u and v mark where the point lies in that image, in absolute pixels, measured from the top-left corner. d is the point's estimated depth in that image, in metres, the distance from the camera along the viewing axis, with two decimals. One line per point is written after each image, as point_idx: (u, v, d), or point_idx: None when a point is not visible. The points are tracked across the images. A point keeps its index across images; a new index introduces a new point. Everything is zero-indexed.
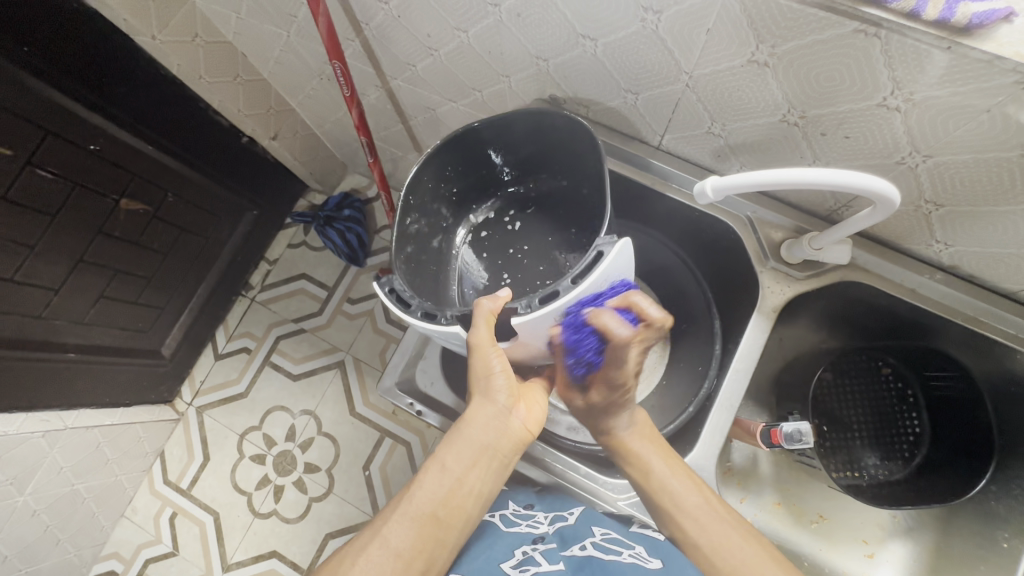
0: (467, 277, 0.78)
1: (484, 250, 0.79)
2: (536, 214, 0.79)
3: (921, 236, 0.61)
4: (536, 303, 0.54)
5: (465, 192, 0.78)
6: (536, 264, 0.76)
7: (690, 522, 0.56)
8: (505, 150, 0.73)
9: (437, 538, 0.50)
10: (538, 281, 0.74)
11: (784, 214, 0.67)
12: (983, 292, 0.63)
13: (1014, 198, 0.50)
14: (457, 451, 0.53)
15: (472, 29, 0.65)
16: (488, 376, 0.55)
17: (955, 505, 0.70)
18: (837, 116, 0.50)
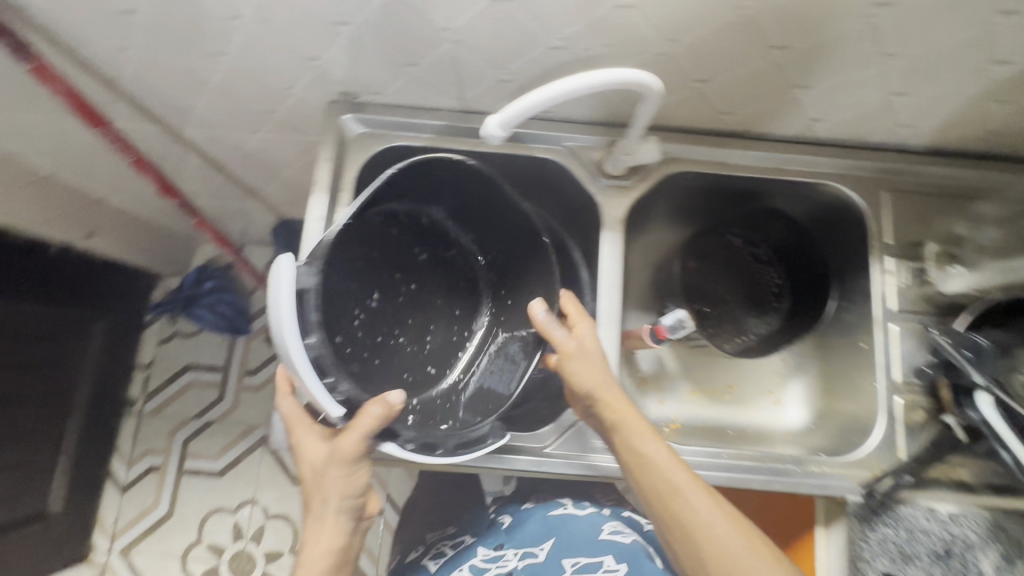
0: (351, 266, 0.61)
1: (376, 252, 0.64)
2: (432, 259, 0.71)
3: (709, 113, 0.67)
4: (414, 443, 0.58)
5: (422, 189, 0.65)
6: (411, 318, 0.67)
7: (687, 511, 0.55)
8: (475, 192, 0.65)
9: None
10: (391, 327, 0.65)
11: (596, 134, 0.71)
12: (773, 144, 0.72)
13: (755, 53, 0.56)
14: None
15: (231, 50, 0.61)
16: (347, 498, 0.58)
17: (824, 330, 0.79)
18: (590, 29, 0.54)
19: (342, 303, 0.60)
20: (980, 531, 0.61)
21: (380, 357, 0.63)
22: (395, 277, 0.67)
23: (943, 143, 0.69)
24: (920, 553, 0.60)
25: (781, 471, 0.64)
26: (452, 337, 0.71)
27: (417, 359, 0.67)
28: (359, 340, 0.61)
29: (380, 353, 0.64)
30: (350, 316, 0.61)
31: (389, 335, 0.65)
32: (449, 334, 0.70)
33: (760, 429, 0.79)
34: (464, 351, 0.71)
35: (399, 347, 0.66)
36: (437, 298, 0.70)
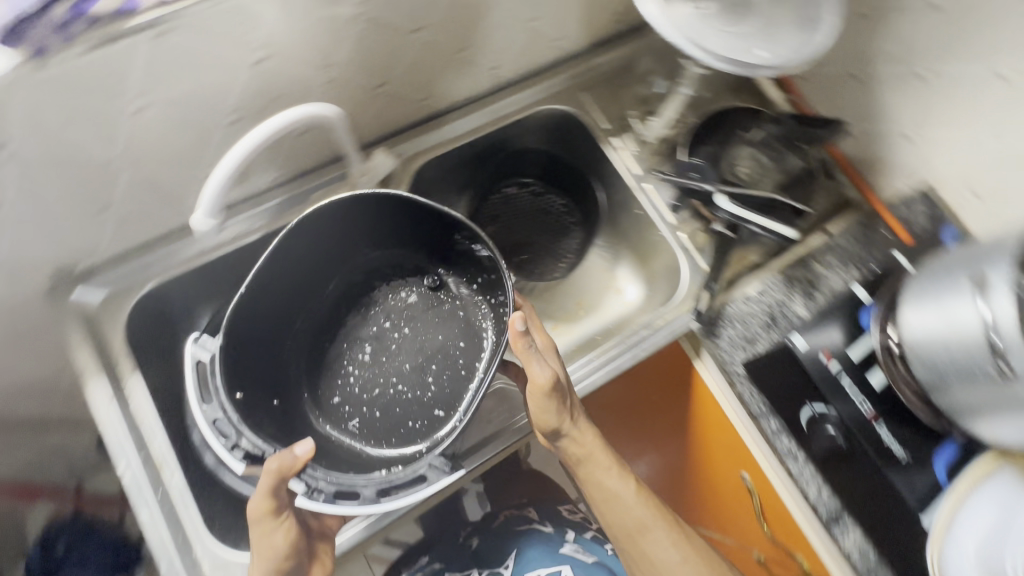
0: (326, 331, 0.71)
1: (354, 311, 0.72)
2: (431, 291, 0.73)
3: (410, 107, 0.74)
4: (328, 495, 0.57)
5: (364, 234, 0.69)
6: (415, 358, 0.69)
7: (652, 549, 0.64)
8: (405, 217, 0.67)
9: None
10: (375, 378, 0.68)
11: (331, 174, 0.73)
12: (479, 104, 0.81)
13: (403, 44, 0.63)
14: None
15: None
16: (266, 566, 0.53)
17: (614, 216, 0.88)
18: (249, 94, 0.57)
19: (322, 365, 0.69)
20: (782, 289, 0.73)
21: (381, 407, 0.68)
22: (380, 325, 0.71)
23: (595, 38, 0.83)
24: (756, 331, 0.71)
25: (640, 339, 0.73)
26: (462, 371, 0.69)
27: (423, 405, 0.67)
28: (361, 399, 0.68)
29: (381, 406, 0.68)
30: (337, 374, 0.69)
31: (387, 384, 0.68)
32: (456, 364, 0.69)
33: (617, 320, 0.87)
34: (474, 382, 0.68)
35: (398, 394, 0.68)
36: (439, 333, 0.71)
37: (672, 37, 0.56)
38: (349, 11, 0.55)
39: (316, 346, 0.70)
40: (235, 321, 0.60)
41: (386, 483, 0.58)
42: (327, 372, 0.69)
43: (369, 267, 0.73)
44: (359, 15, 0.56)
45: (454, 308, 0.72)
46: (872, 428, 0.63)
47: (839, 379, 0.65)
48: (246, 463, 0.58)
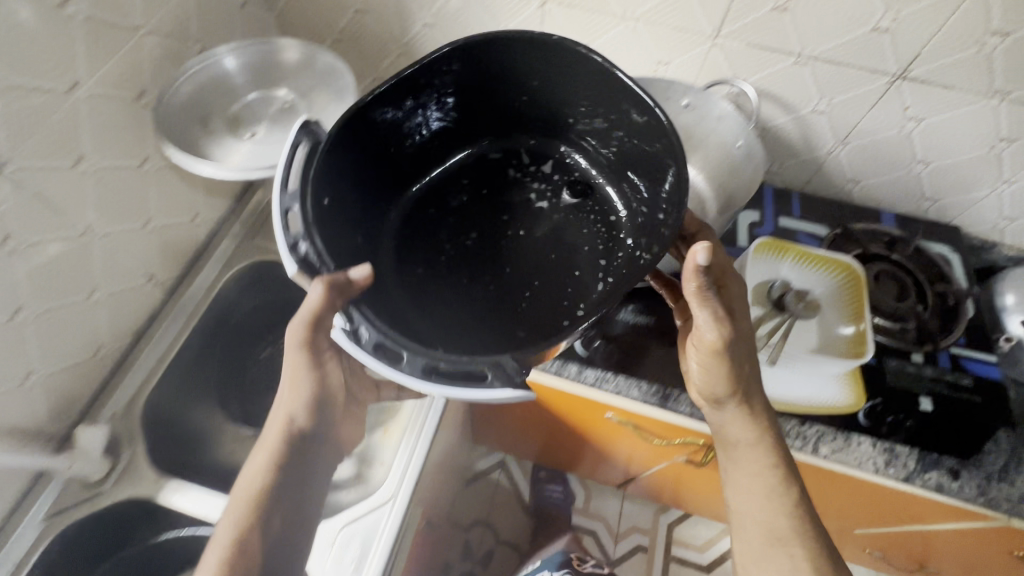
0: (440, 209, 0.67)
1: (462, 188, 0.68)
2: (573, 190, 0.69)
3: (88, 369, 0.70)
4: (372, 338, 0.49)
5: (503, 102, 0.66)
6: (544, 251, 0.64)
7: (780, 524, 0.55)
8: (527, 82, 0.63)
9: (273, 471, 0.56)
10: (471, 275, 0.62)
11: (49, 486, 0.66)
12: (166, 312, 0.79)
13: (17, 334, 0.59)
14: (247, 504, 0.55)
15: None
16: (298, 383, 0.57)
17: None
18: None
19: (416, 262, 0.63)
20: None
21: (467, 297, 0.61)
22: (501, 215, 0.66)
23: (231, 194, 0.88)
24: None
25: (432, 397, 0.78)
26: (564, 305, 0.60)
27: (512, 316, 0.60)
28: (461, 283, 0.62)
29: (473, 301, 0.61)
30: (428, 255, 0.64)
31: (484, 280, 0.62)
32: (561, 288, 0.61)
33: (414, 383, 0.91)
34: (566, 321, 0.59)
35: (483, 292, 0.61)
36: (550, 252, 0.64)
37: (245, 176, 0.60)
38: None
39: (412, 219, 0.66)
40: (365, 123, 0.57)
41: (431, 363, 0.47)
42: (424, 239, 0.65)
43: (508, 149, 0.71)
44: None
45: (584, 232, 0.66)
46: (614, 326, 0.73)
47: None
48: (299, 269, 0.51)
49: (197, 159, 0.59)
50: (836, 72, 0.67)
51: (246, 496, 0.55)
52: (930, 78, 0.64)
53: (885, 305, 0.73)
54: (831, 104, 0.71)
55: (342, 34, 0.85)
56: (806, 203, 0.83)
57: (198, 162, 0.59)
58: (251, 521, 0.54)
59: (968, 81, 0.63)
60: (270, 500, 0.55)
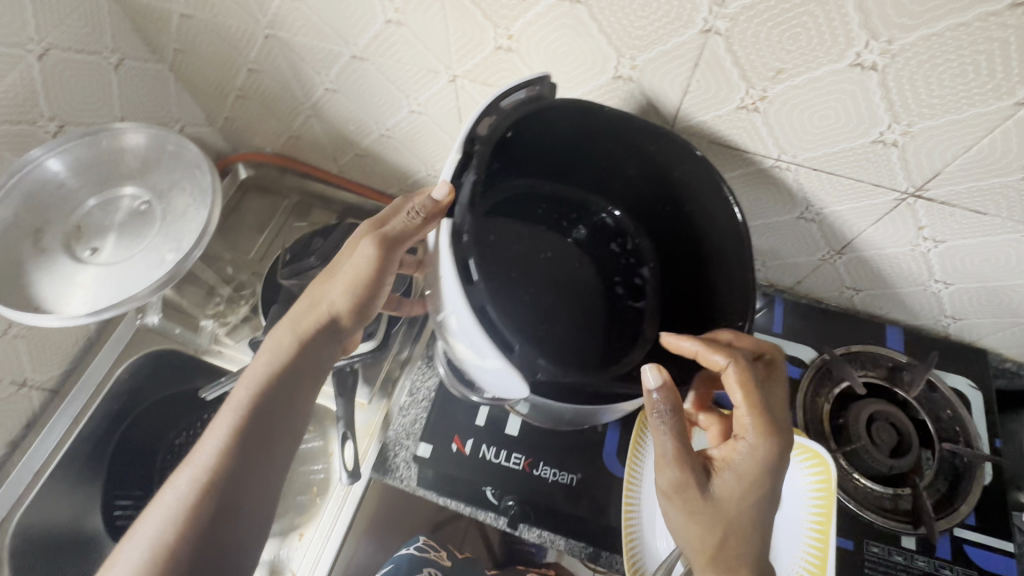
0: (537, 246, 0.56)
1: (566, 226, 0.58)
2: (628, 288, 0.58)
3: None
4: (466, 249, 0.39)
5: (650, 200, 0.55)
6: (577, 324, 0.54)
7: None
8: (679, 196, 0.51)
9: (279, 397, 0.49)
10: (533, 288, 0.53)
11: None
12: (50, 413, 0.72)
13: None
14: (260, 380, 0.49)
15: None
16: (354, 289, 0.51)
17: None
18: None
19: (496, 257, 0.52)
20: (425, 371, 0.69)
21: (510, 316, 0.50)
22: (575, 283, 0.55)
23: None
24: (410, 438, 0.64)
25: (328, 527, 0.69)
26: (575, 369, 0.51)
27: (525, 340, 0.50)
28: (504, 294, 0.51)
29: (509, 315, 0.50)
30: (502, 265, 0.52)
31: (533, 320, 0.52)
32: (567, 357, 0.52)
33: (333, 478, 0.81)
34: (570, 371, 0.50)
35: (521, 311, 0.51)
36: (578, 321, 0.54)
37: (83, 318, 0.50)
38: None
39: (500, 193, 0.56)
40: (530, 129, 0.47)
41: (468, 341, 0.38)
42: (500, 247, 0.53)
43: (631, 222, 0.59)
44: None
45: (613, 330, 0.56)
46: (532, 478, 0.59)
47: (480, 452, 0.60)
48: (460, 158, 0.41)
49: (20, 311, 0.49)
50: (827, 180, 0.51)
51: (255, 391, 0.48)
52: (953, 201, 0.48)
53: (878, 466, 0.57)
54: (823, 213, 0.55)
55: (244, 91, 0.72)
56: (787, 312, 0.69)
57: (44, 313, 0.51)
58: (246, 441, 0.46)
59: (1007, 210, 0.47)
60: (267, 417, 0.48)
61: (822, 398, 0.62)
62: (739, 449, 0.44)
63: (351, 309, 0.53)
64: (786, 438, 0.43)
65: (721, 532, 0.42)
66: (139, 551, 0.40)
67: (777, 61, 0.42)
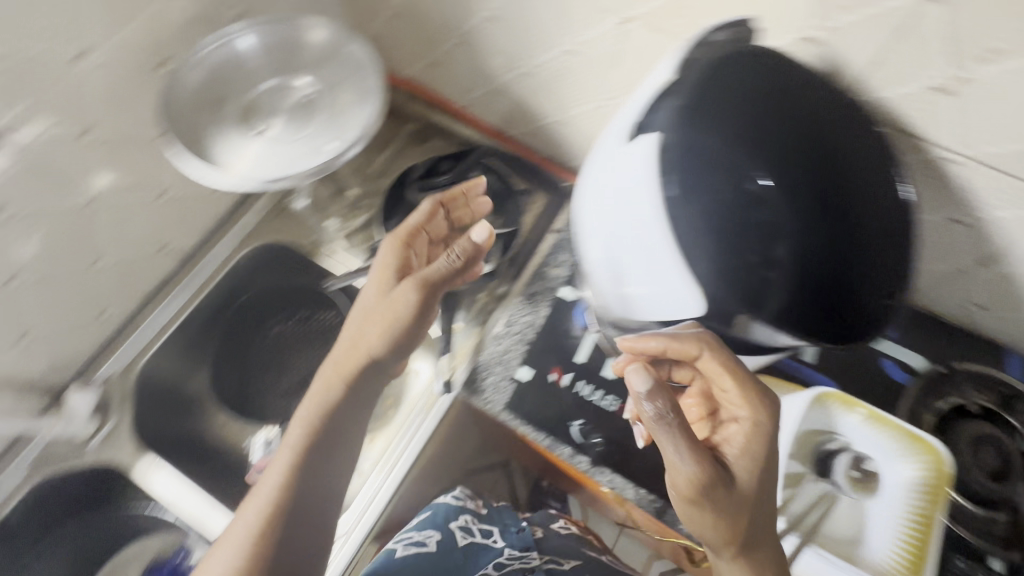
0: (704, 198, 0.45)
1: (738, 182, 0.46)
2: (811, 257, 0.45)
3: (93, 325, 0.71)
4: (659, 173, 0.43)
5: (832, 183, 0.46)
6: (743, 270, 0.44)
7: None
8: (860, 173, 0.46)
9: (325, 430, 0.58)
10: (706, 221, 0.43)
11: (37, 443, 0.68)
12: (178, 278, 0.78)
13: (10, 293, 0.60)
14: (305, 419, 0.59)
15: None
16: (388, 328, 0.60)
17: None
18: None
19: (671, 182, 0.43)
20: (525, 309, 0.72)
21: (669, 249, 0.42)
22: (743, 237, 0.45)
23: None
24: (508, 365, 0.68)
25: (409, 434, 0.72)
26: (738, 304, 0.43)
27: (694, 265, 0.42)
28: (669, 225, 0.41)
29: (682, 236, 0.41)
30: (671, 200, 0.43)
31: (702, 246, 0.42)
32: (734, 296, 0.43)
33: None
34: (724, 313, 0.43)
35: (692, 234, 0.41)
36: (744, 263, 0.44)
37: (254, 185, 0.55)
38: None
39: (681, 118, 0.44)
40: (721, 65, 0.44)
41: (646, 258, 0.42)
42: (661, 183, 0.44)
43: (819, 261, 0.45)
44: None
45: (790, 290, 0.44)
46: (618, 418, 0.62)
47: (573, 387, 0.65)
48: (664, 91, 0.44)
49: (205, 168, 0.55)
50: (1000, 184, 0.49)
51: (304, 427, 0.58)
52: None
53: (973, 487, 0.56)
54: (981, 218, 0.53)
55: (400, 9, 0.75)
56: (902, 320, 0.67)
57: (222, 172, 0.56)
58: (303, 472, 0.56)
59: None
60: (320, 450, 0.57)
61: (926, 411, 0.61)
62: (740, 436, 0.48)
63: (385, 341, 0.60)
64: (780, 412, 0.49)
65: (741, 515, 0.44)
66: (227, 555, 0.52)
67: (997, 42, 0.40)
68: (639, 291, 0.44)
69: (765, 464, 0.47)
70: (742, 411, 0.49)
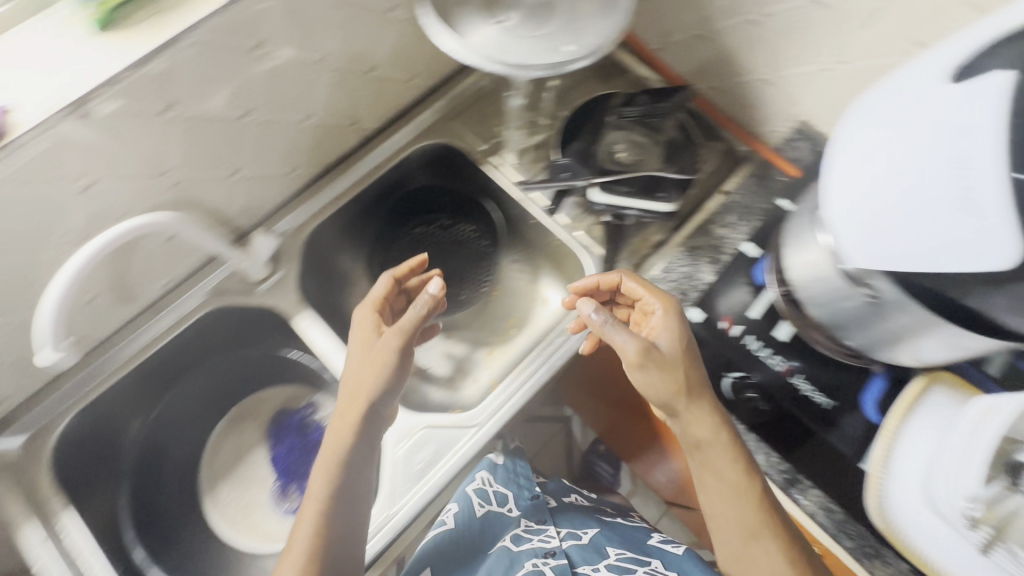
0: None
1: None
2: None
3: (283, 181, 0.75)
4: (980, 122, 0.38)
5: None
6: None
7: (757, 549, 0.55)
8: None
9: (361, 436, 0.59)
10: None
11: (218, 268, 0.74)
12: (356, 157, 0.82)
13: (239, 128, 0.64)
14: (325, 468, 0.59)
15: None
16: (382, 366, 0.60)
17: (518, 230, 0.88)
18: (93, 217, 0.58)
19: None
20: (686, 261, 0.72)
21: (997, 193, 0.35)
22: None
23: (451, 67, 0.84)
24: None
25: (550, 352, 0.72)
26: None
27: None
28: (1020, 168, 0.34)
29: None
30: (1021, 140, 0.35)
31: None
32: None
33: (533, 319, 0.89)
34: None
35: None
36: None
37: (487, 66, 0.57)
38: (153, 101, 0.54)
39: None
40: None
41: (961, 198, 0.36)
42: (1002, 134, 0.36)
43: None
44: (170, 101, 0.55)
45: None
46: (787, 383, 0.60)
47: (743, 343, 0.63)
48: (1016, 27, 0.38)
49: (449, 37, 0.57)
50: None
51: (324, 472, 0.58)
52: None
53: None
54: None
55: None
56: None
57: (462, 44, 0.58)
58: (336, 501, 0.57)
59: None
60: (347, 474, 0.58)
61: None
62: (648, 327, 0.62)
63: (379, 371, 0.59)
64: (676, 302, 0.63)
65: (678, 371, 0.58)
66: None
67: None
68: (921, 243, 0.39)
69: (684, 338, 0.61)
70: (651, 298, 0.64)
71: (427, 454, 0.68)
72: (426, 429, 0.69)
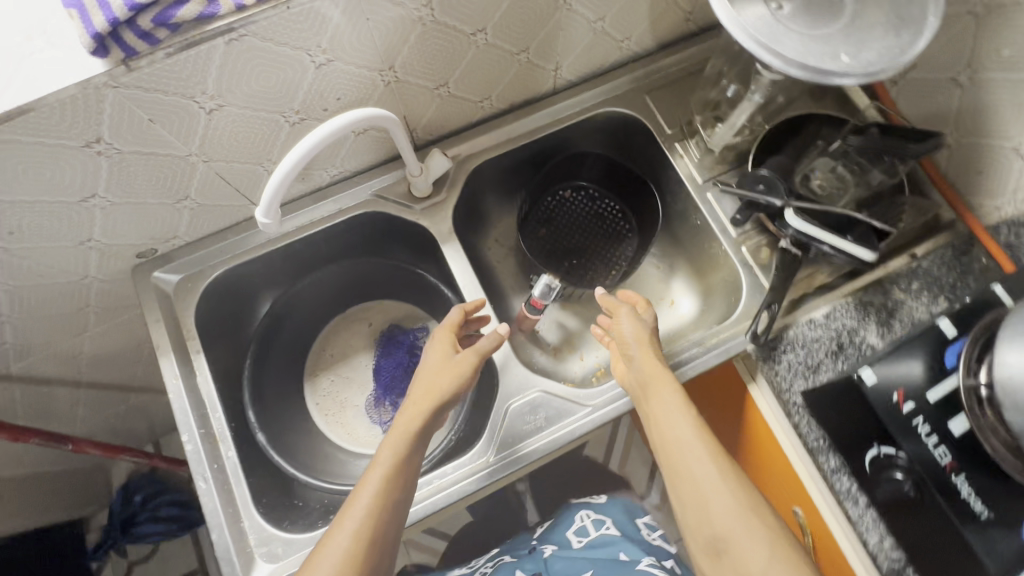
0: None
1: None
2: None
3: (472, 107, 0.74)
4: None
5: None
6: None
7: (693, 463, 0.54)
8: None
9: (376, 507, 0.52)
10: None
11: (391, 171, 0.74)
12: (542, 102, 0.79)
13: (465, 45, 0.62)
14: (382, 471, 0.54)
15: (25, 263, 0.61)
16: (457, 380, 0.59)
17: (672, 223, 0.84)
18: (314, 94, 0.58)
19: None
20: (854, 314, 0.68)
21: None
22: None
23: (664, 39, 0.79)
24: (821, 360, 0.66)
25: (689, 358, 0.70)
26: None
27: None
28: None
29: None
30: None
31: None
32: None
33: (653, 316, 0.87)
34: None
35: None
36: None
37: (742, 40, 0.53)
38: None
39: None
40: None
41: None
42: None
43: None
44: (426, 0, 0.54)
45: None
46: (946, 478, 0.57)
47: (913, 422, 0.59)
48: None
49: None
50: None
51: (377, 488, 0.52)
52: None
53: None
54: None
55: None
56: None
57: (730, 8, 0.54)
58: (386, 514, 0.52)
59: None
60: (399, 492, 0.53)
61: None
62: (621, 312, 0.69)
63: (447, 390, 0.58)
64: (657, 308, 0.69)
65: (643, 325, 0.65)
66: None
67: None
68: None
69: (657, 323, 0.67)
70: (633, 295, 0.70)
71: (540, 418, 0.67)
72: (541, 394, 0.68)
